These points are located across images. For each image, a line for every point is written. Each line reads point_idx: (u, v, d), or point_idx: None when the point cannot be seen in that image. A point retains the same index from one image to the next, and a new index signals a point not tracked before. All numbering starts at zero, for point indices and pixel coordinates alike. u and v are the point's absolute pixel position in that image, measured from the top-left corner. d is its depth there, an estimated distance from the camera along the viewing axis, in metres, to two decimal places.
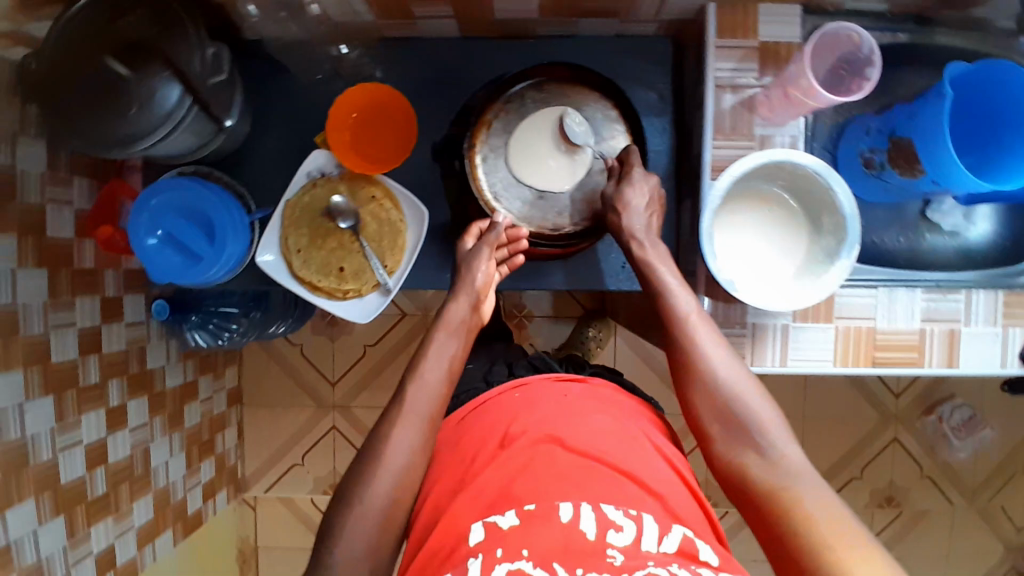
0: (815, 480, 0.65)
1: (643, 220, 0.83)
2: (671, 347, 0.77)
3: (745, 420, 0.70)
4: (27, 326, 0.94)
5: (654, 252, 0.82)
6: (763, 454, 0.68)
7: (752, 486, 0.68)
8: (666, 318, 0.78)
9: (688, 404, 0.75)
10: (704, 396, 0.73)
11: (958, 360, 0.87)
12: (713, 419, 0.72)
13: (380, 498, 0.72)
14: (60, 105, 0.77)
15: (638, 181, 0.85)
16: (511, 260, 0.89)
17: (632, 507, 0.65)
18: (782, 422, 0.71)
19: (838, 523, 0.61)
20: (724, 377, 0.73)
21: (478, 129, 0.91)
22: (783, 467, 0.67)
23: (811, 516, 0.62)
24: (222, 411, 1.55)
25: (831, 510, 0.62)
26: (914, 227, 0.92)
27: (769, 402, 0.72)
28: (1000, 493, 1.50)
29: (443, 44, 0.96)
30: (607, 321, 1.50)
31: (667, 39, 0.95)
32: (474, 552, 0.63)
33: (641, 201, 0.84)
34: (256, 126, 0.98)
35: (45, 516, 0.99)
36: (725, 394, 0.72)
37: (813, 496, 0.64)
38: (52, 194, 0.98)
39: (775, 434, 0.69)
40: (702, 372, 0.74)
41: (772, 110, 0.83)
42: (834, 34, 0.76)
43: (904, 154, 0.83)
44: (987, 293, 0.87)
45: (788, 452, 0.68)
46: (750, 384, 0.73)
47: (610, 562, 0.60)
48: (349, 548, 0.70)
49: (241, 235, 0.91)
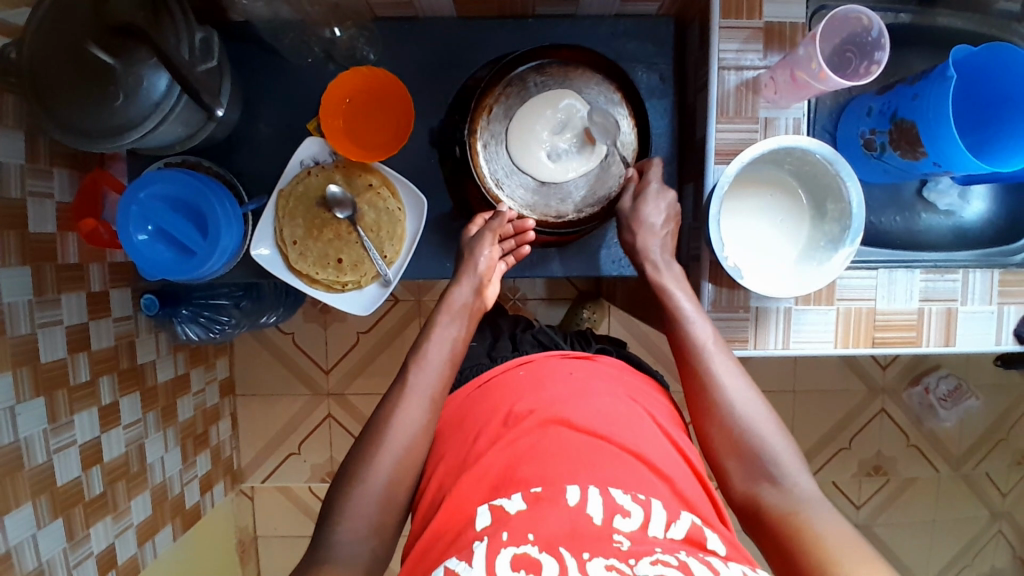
0: (827, 509, 0.65)
1: (658, 242, 0.83)
2: (684, 375, 0.78)
3: (759, 449, 0.70)
4: (14, 327, 0.91)
5: (668, 271, 0.82)
6: (776, 484, 0.68)
7: (766, 515, 0.67)
8: (679, 341, 0.78)
9: (702, 434, 0.75)
10: (717, 422, 0.73)
11: (955, 339, 0.89)
12: (728, 447, 0.72)
13: (383, 474, 0.71)
14: (41, 95, 0.74)
15: (655, 199, 0.85)
16: (517, 251, 0.88)
17: (640, 492, 0.65)
18: (797, 454, 0.70)
19: (852, 550, 0.59)
20: (738, 403, 0.73)
21: (478, 114, 0.88)
22: (795, 497, 0.67)
23: (821, 543, 0.61)
24: (215, 403, 1.53)
25: (847, 537, 0.61)
26: (911, 207, 0.93)
27: (782, 433, 0.72)
28: (980, 458, 1.56)
29: (438, 24, 0.93)
30: (601, 303, 1.48)
31: (669, 19, 0.93)
32: (480, 535, 0.62)
33: (655, 220, 0.84)
34: (245, 112, 0.94)
35: (43, 519, 0.97)
36: (738, 421, 0.72)
37: (825, 524, 0.63)
38: (33, 188, 0.94)
39: (789, 464, 0.69)
40: (716, 398, 0.74)
41: (777, 93, 0.81)
42: (841, 16, 0.75)
43: (906, 135, 0.82)
44: (983, 272, 0.88)
45: (801, 482, 0.68)
46: (765, 412, 0.73)
47: (617, 547, 0.60)
48: (352, 526, 0.69)
49: (234, 227, 0.88)
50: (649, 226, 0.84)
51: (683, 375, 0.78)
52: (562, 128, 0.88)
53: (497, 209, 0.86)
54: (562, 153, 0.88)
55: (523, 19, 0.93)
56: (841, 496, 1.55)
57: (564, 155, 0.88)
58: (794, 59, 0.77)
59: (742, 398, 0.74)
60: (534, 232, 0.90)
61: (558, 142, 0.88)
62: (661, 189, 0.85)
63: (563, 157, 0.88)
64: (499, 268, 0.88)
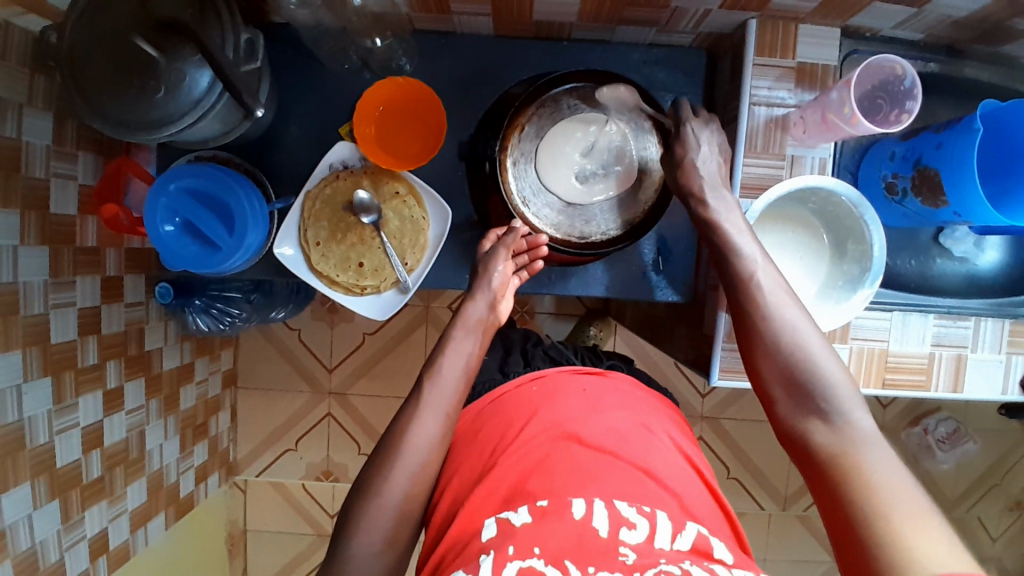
0: (883, 450, 0.63)
1: (707, 173, 0.80)
2: (736, 306, 0.75)
3: (813, 384, 0.68)
4: (28, 306, 0.91)
5: (717, 201, 0.79)
6: (828, 421, 0.66)
7: (817, 453, 0.66)
8: (731, 277, 0.76)
9: (752, 366, 0.73)
10: (768, 357, 0.71)
11: (963, 385, 0.90)
12: (778, 384, 0.70)
13: (398, 490, 0.72)
14: (82, 83, 0.75)
15: (703, 130, 0.82)
16: (530, 267, 0.89)
17: (646, 505, 0.66)
18: (853, 387, 0.68)
19: (902, 498, 0.58)
20: (791, 337, 0.70)
21: (509, 132, 0.89)
22: (850, 434, 0.65)
23: (874, 486, 0.60)
24: (216, 394, 1.53)
25: (897, 483, 0.60)
26: (926, 251, 0.94)
27: (839, 364, 0.69)
28: (974, 503, 1.57)
29: (475, 40, 0.95)
30: (608, 321, 1.49)
31: (701, 51, 0.95)
32: (486, 548, 0.63)
33: (704, 151, 0.81)
34: (278, 113, 0.95)
35: (40, 500, 0.96)
36: (790, 357, 0.69)
37: (880, 468, 0.61)
38: (58, 169, 0.95)
39: (843, 400, 0.67)
40: (767, 332, 0.71)
41: (806, 132, 0.83)
42: (875, 64, 0.77)
43: (928, 182, 0.83)
44: (994, 322, 0.90)
45: (855, 420, 0.66)
46: (821, 343, 0.70)
47: (623, 561, 0.60)
48: (368, 539, 0.70)
49: (260, 225, 0.89)
50: (697, 160, 0.81)
51: (734, 304, 0.75)
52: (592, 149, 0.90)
53: (513, 224, 0.87)
54: (590, 175, 0.90)
55: (559, 41, 0.95)
56: None
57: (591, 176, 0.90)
58: (826, 101, 0.79)
59: (797, 329, 0.70)
60: (547, 248, 0.90)
61: (587, 163, 0.90)
62: (704, 122, 0.83)
63: (591, 178, 0.90)
64: (513, 283, 0.89)
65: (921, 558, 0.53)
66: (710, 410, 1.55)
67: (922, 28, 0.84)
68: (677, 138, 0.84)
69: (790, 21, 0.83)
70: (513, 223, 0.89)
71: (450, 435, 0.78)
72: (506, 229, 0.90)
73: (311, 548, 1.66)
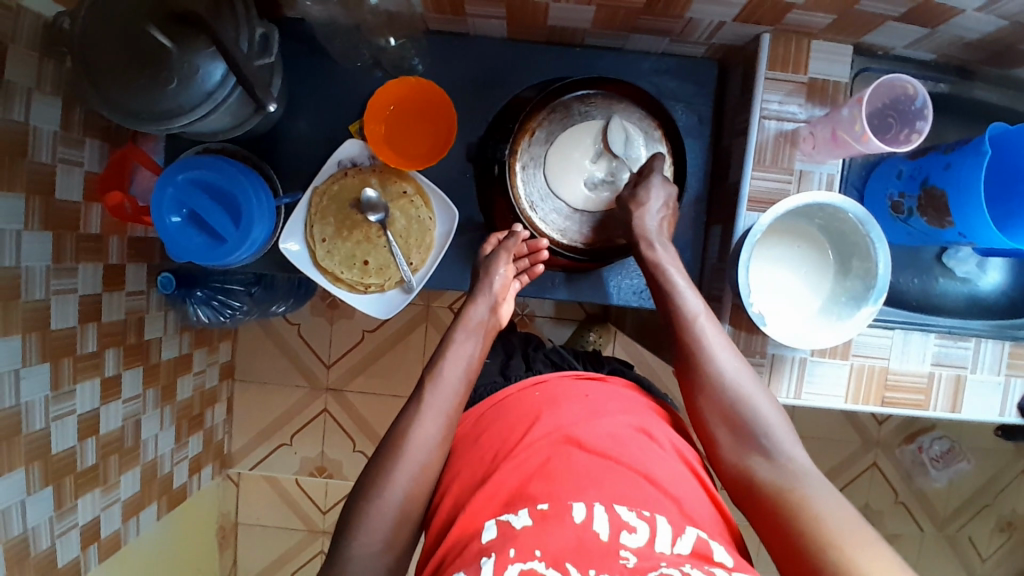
0: (820, 483, 0.68)
1: (655, 222, 0.85)
2: (679, 349, 0.80)
3: (754, 423, 0.73)
4: (29, 291, 0.91)
5: (662, 252, 0.84)
6: (769, 459, 0.72)
7: (761, 488, 0.70)
8: (676, 320, 0.80)
9: (696, 408, 0.78)
10: (710, 398, 0.76)
11: (961, 406, 0.91)
12: (720, 424, 0.75)
13: (399, 491, 0.72)
14: (93, 72, 0.74)
15: (655, 187, 0.86)
16: (531, 270, 0.89)
17: (645, 509, 0.66)
18: (788, 426, 0.74)
19: (847, 521, 0.64)
20: (731, 378, 0.76)
21: (520, 136, 0.89)
22: (789, 470, 0.70)
23: (818, 516, 0.64)
24: (213, 386, 1.53)
25: (839, 509, 0.65)
26: (929, 270, 0.95)
27: (774, 405, 0.75)
28: (965, 522, 1.58)
29: (488, 42, 0.95)
30: (608, 328, 1.49)
31: (712, 63, 0.95)
32: (486, 550, 0.64)
33: (656, 205, 0.85)
34: (287, 107, 0.95)
35: (33, 486, 0.95)
36: (732, 394, 0.75)
37: (821, 500, 0.66)
38: (64, 154, 0.94)
39: (781, 439, 0.72)
40: (711, 374, 0.76)
41: (815, 147, 0.83)
42: (889, 83, 0.77)
43: (934, 204, 0.84)
44: (995, 343, 0.90)
45: (793, 455, 0.71)
46: (757, 385, 0.76)
47: (623, 563, 0.61)
48: (368, 540, 0.70)
49: (267, 219, 0.89)
50: (644, 215, 0.85)
51: (677, 349, 0.80)
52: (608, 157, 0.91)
53: (514, 228, 0.87)
54: (599, 181, 0.91)
55: (572, 46, 0.95)
56: None
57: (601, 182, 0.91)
58: (837, 118, 0.79)
59: (736, 373, 0.76)
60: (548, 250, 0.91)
61: (603, 169, 0.91)
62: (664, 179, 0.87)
63: (601, 185, 0.91)
64: (514, 287, 0.89)
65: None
66: None
67: (933, 48, 0.84)
68: (638, 185, 0.87)
69: (802, 37, 0.84)
70: (515, 228, 0.90)
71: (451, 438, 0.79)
72: (507, 233, 0.91)
73: (301, 544, 1.66)
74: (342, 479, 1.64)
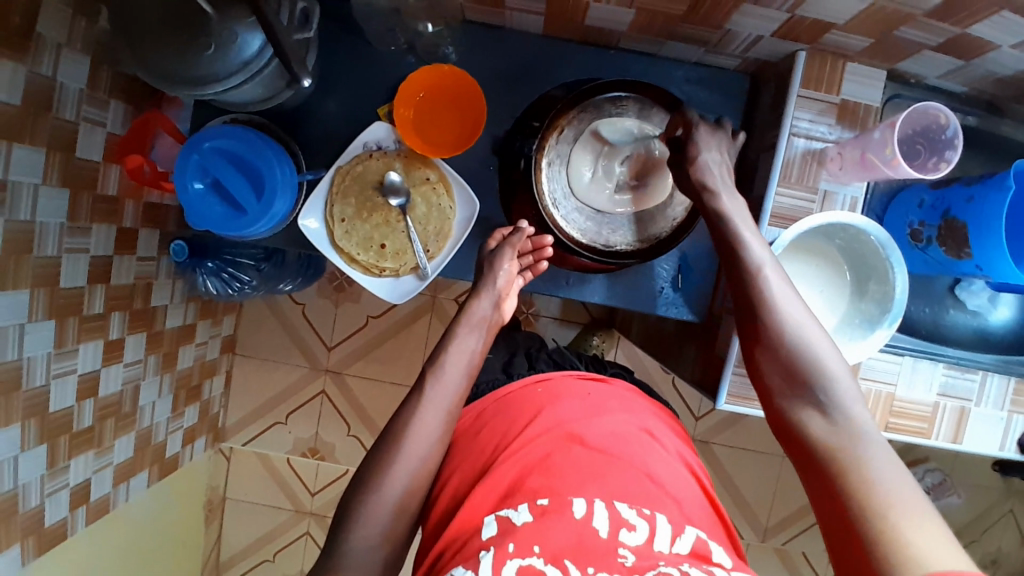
0: (882, 447, 0.63)
1: (715, 173, 0.80)
2: (739, 302, 0.75)
3: (814, 378, 0.68)
4: (41, 248, 0.90)
5: (731, 201, 0.79)
6: (827, 416, 0.66)
7: (813, 447, 0.65)
8: (738, 269, 0.76)
9: (753, 361, 0.73)
10: (769, 350, 0.71)
11: (963, 437, 0.91)
12: (777, 375, 0.70)
13: (399, 484, 0.72)
14: (135, 33, 0.75)
15: (706, 138, 0.82)
16: (534, 267, 0.90)
17: (646, 507, 0.67)
18: (854, 382, 0.68)
19: (903, 493, 0.58)
20: (792, 331, 0.70)
21: (549, 133, 0.89)
22: (848, 430, 0.65)
23: (872, 481, 0.60)
24: (213, 358, 1.52)
25: (898, 479, 0.60)
26: (941, 301, 0.95)
27: (841, 359, 0.69)
28: None
29: (523, 37, 0.95)
30: (611, 333, 1.49)
31: (744, 76, 0.95)
32: (485, 545, 0.64)
33: (711, 154, 0.81)
34: (317, 86, 0.95)
35: (28, 442, 0.94)
36: (793, 346, 0.70)
37: (879, 466, 0.61)
38: (87, 114, 0.94)
39: (846, 396, 0.67)
40: (771, 323, 0.71)
41: (842, 168, 0.84)
42: (922, 110, 0.78)
43: (954, 235, 0.84)
44: (1001, 378, 0.91)
45: (855, 414, 0.65)
46: (823, 341, 0.70)
47: (622, 562, 0.61)
48: (365, 533, 0.70)
49: (288, 193, 0.89)
50: (707, 162, 0.81)
51: (739, 300, 0.75)
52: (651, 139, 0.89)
53: (519, 224, 0.89)
54: (641, 165, 0.90)
55: (606, 49, 0.95)
56: (808, 568, 1.61)
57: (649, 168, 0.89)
58: (867, 140, 0.80)
59: (801, 327, 0.70)
60: (551, 249, 0.92)
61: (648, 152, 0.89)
62: (712, 129, 0.83)
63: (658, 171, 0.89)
64: (517, 283, 0.90)
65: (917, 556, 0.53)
66: (702, 433, 1.55)
67: (966, 81, 0.85)
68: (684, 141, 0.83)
69: (837, 58, 0.84)
70: (519, 224, 0.90)
71: (450, 432, 0.79)
72: (513, 229, 0.92)
73: (287, 523, 1.66)
74: (334, 462, 1.64)
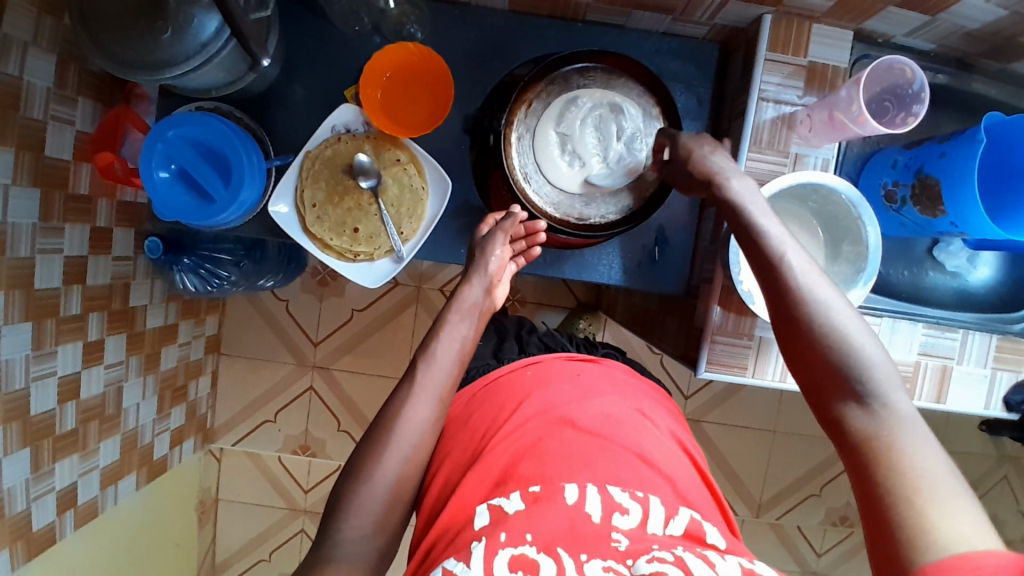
0: (921, 435, 0.60)
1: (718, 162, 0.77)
2: (769, 293, 0.71)
3: (851, 369, 0.64)
4: (14, 248, 0.88)
5: (742, 185, 0.74)
6: (864, 404, 0.63)
7: (848, 436, 0.63)
8: (763, 260, 0.71)
9: (788, 348, 0.69)
10: (806, 343, 0.67)
11: (946, 397, 0.91)
12: (813, 365, 0.66)
13: (391, 471, 0.71)
14: (93, 21, 0.74)
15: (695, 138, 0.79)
16: (528, 252, 0.89)
17: (638, 490, 0.66)
18: (890, 366, 0.64)
19: (938, 480, 0.56)
20: (822, 319, 0.66)
21: (517, 106, 0.88)
22: (886, 417, 0.62)
23: (904, 469, 0.58)
24: (198, 358, 1.51)
25: (936, 466, 0.58)
26: (919, 263, 0.95)
27: (876, 341, 0.66)
28: None
29: (489, 14, 0.94)
30: (598, 315, 1.48)
31: (714, 44, 0.95)
32: (478, 535, 0.62)
33: (706, 147, 0.78)
34: (283, 71, 0.94)
35: (10, 446, 0.93)
36: (826, 337, 0.66)
37: (913, 452, 0.59)
38: (55, 112, 0.93)
39: (882, 381, 0.63)
40: (802, 316, 0.67)
41: (812, 130, 0.83)
42: (887, 66, 0.78)
43: (927, 193, 0.84)
44: (982, 335, 0.91)
45: (892, 403, 0.62)
46: (856, 323, 0.66)
47: (615, 546, 0.61)
48: (358, 524, 0.69)
49: (257, 181, 0.88)
50: (706, 154, 0.77)
51: (766, 288, 0.71)
52: (620, 115, 0.88)
53: (511, 210, 0.87)
54: (608, 134, 0.88)
55: (574, 22, 0.94)
56: (804, 542, 1.61)
57: (647, 126, 0.90)
58: (834, 100, 0.79)
59: (832, 312, 0.66)
60: (545, 234, 0.90)
61: (635, 115, 0.89)
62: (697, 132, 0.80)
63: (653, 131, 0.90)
64: (508, 269, 0.89)
65: (952, 545, 0.52)
66: (692, 412, 1.55)
67: (934, 38, 0.84)
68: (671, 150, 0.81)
69: (804, 20, 0.84)
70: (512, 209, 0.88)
71: (443, 420, 0.78)
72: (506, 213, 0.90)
73: (282, 522, 1.65)
74: (326, 458, 1.63)
